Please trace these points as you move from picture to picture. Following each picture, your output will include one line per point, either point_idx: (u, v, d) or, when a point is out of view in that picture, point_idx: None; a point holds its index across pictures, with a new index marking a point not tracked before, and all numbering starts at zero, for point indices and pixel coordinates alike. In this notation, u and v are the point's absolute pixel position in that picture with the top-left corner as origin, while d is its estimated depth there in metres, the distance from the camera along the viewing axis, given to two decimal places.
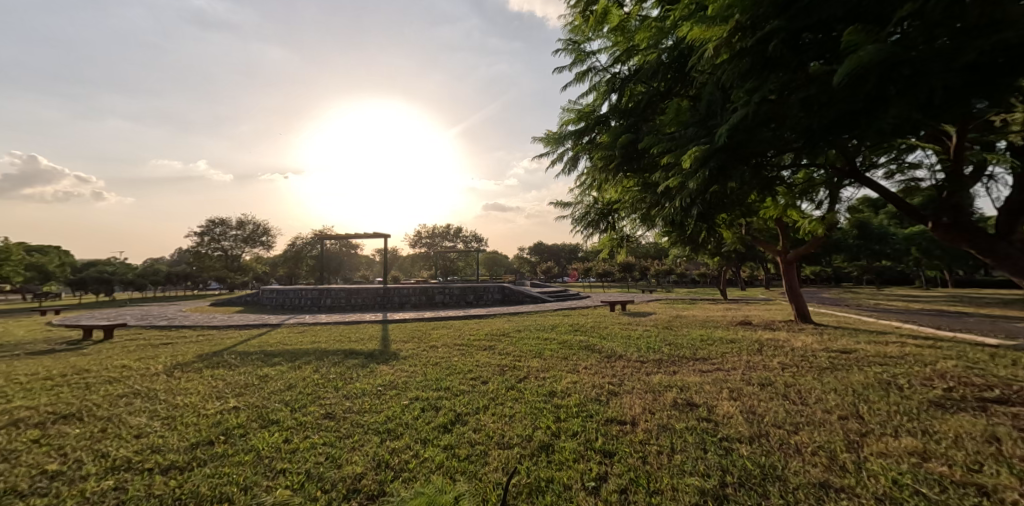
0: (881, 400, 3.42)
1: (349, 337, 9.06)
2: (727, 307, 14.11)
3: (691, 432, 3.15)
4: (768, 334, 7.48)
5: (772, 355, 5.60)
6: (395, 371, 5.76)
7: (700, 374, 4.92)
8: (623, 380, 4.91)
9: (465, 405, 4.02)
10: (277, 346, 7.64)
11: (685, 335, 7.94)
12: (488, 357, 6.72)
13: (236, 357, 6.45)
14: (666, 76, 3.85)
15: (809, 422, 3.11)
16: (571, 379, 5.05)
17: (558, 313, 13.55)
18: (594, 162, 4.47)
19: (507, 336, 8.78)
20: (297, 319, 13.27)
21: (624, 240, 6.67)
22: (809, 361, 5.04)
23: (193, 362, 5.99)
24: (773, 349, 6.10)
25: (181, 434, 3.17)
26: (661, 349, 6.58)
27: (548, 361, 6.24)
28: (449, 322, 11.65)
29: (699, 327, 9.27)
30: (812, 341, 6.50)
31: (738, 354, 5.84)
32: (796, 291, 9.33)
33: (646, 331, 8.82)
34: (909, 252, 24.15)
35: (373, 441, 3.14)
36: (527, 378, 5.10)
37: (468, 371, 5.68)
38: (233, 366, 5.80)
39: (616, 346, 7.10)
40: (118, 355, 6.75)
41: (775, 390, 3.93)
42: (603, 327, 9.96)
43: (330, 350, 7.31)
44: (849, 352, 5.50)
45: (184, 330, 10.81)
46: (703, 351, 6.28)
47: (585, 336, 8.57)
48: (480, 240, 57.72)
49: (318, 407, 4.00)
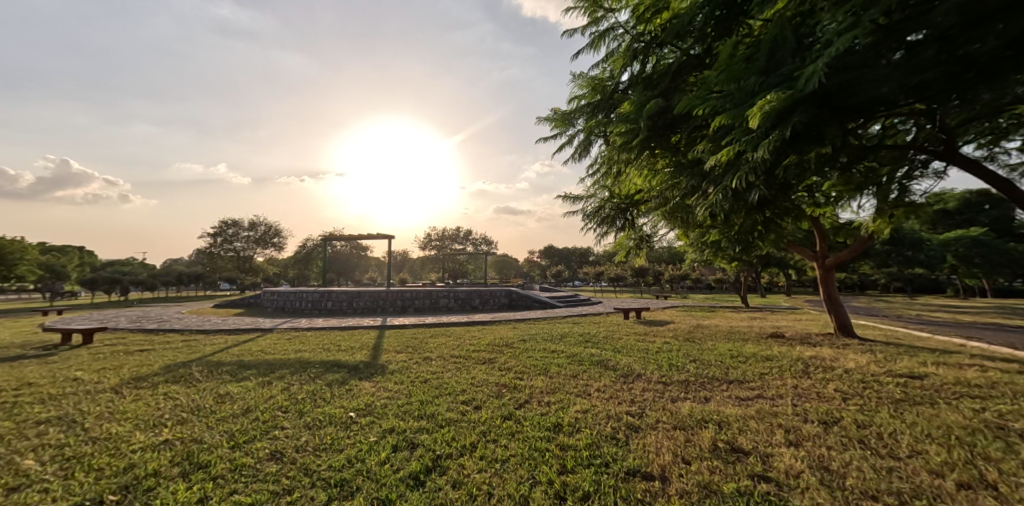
0: (1005, 457, 2.53)
1: (341, 345, 8.38)
2: (751, 316, 13.08)
3: (747, 500, 2.30)
4: (809, 350, 6.55)
5: (824, 380, 4.69)
6: (377, 389, 5.02)
7: (738, 403, 4.05)
8: (646, 410, 4.06)
9: (448, 444, 3.25)
10: (257, 357, 6.97)
11: (711, 350, 7.02)
12: (486, 373, 5.94)
13: (204, 369, 5.75)
14: (706, 32, 3.08)
15: (914, 491, 2.24)
16: (581, 406, 4.22)
17: (568, 320, 12.70)
18: (612, 142, 3.69)
19: (510, 348, 7.94)
20: (293, 323, 12.66)
21: (642, 243, 5.86)
22: (874, 390, 4.13)
23: (153, 375, 5.32)
24: (821, 370, 5.19)
25: (70, 489, 2.44)
26: (686, 368, 5.70)
27: (555, 381, 5.41)
28: (451, 330, 10.87)
29: (725, 339, 8.33)
30: (864, 361, 5.58)
31: (780, 377, 4.94)
32: (836, 301, 8.32)
33: (666, 344, 7.93)
34: (945, 259, 22.65)
35: (315, 505, 2.36)
36: (527, 405, 4.30)
37: (461, 392, 4.89)
38: (195, 380, 5.11)
39: (633, 362, 6.24)
40: (82, 364, 6.14)
41: (848, 435, 3.05)
42: (617, 338, 9.07)
43: (313, 361, 6.60)
44: (920, 378, 4.55)
45: (171, 334, 10.23)
46: (736, 371, 5.37)
47: (597, 348, 7.71)
48: (489, 243, 57.09)
49: (267, 442, 3.22)
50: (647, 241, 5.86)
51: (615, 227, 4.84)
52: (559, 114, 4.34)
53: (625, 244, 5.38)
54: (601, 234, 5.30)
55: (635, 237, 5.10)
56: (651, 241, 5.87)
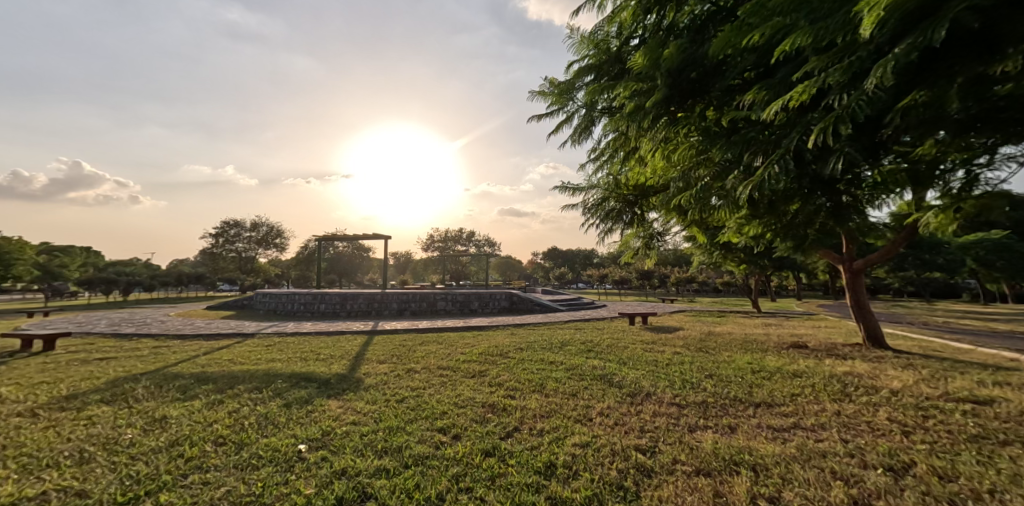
0: None
1: (320, 354, 7.66)
2: (765, 322, 12.28)
3: None
4: (841, 364, 5.78)
5: (869, 404, 3.96)
6: (344, 410, 4.34)
7: (772, 437, 3.32)
8: (661, 444, 3.32)
9: (409, 498, 2.54)
10: (223, 368, 6.27)
11: (729, 363, 6.25)
12: (474, 390, 5.22)
13: (154, 384, 5.06)
14: None
15: None
16: (582, 439, 3.47)
17: (569, 326, 11.96)
18: (623, 113, 3.05)
19: (504, 358, 7.22)
20: (279, 328, 11.98)
21: (650, 242, 5.18)
22: (938, 421, 3.39)
23: (91, 391, 4.65)
24: (862, 391, 4.45)
25: None
26: (704, 386, 4.94)
27: (553, 402, 4.66)
28: (444, 336, 10.16)
29: (743, 349, 7.56)
30: (910, 379, 4.82)
31: (816, 399, 4.20)
32: (865, 307, 7.54)
33: (677, 355, 7.18)
34: (965, 262, 21.71)
35: None
36: (516, 435, 3.59)
37: (440, 416, 4.19)
38: (136, 398, 4.44)
39: (642, 378, 5.50)
40: (22, 377, 5.48)
41: (932, 494, 2.31)
42: (623, 347, 8.30)
43: (283, 373, 5.89)
44: (986, 405, 3.81)
45: (146, 339, 9.58)
46: (763, 391, 4.62)
47: (601, 360, 6.97)
48: (492, 245, 56.41)
49: (177, 493, 2.49)
50: (656, 239, 5.19)
51: (624, 228, 4.12)
52: (558, 89, 3.65)
53: (631, 242, 4.66)
54: (604, 233, 4.62)
55: (645, 237, 4.44)
56: (660, 239, 5.22)
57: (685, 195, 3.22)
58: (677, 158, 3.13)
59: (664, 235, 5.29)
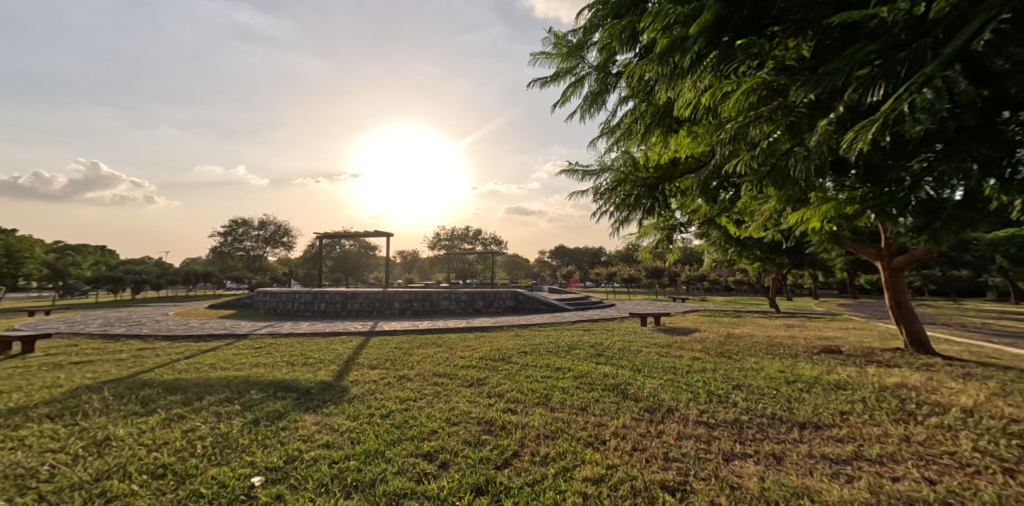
0: None
1: (309, 358, 7.14)
2: (787, 324, 11.53)
3: None
4: (889, 374, 5.07)
5: (943, 427, 3.26)
6: (320, 427, 3.78)
7: (831, 472, 2.67)
8: (692, 481, 2.70)
9: None
10: (200, 374, 5.77)
11: (758, 371, 5.58)
12: (471, 403, 4.65)
13: (115, 395, 4.54)
14: None
15: None
16: (596, 472, 2.85)
17: (577, 327, 11.32)
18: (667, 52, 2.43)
19: (506, 364, 6.61)
20: (275, 328, 11.52)
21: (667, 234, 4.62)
22: None
23: (40, 403, 4.16)
24: (926, 408, 3.76)
25: None
26: (734, 400, 4.29)
27: (561, 419, 4.04)
28: (445, 338, 9.60)
29: (769, 355, 6.86)
30: (980, 394, 4.10)
31: (874, 420, 3.49)
32: (908, 309, 6.80)
33: (697, 361, 6.50)
34: (995, 260, 20.63)
35: None
36: (514, 465, 2.99)
37: (427, 436, 3.60)
38: (87, 410, 3.94)
39: (662, 390, 4.85)
40: None
41: None
42: (635, 352, 7.65)
43: (262, 381, 5.36)
44: None
45: (134, 341, 9.15)
46: (805, 407, 3.94)
47: (612, 366, 6.35)
48: (498, 243, 55.89)
49: None
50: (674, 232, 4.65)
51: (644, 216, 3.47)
52: (566, 48, 3.05)
53: (650, 234, 4.00)
54: (621, 224, 3.98)
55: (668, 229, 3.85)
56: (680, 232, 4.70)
57: (737, 159, 2.62)
58: (727, 113, 2.50)
59: (684, 228, 4.79)
